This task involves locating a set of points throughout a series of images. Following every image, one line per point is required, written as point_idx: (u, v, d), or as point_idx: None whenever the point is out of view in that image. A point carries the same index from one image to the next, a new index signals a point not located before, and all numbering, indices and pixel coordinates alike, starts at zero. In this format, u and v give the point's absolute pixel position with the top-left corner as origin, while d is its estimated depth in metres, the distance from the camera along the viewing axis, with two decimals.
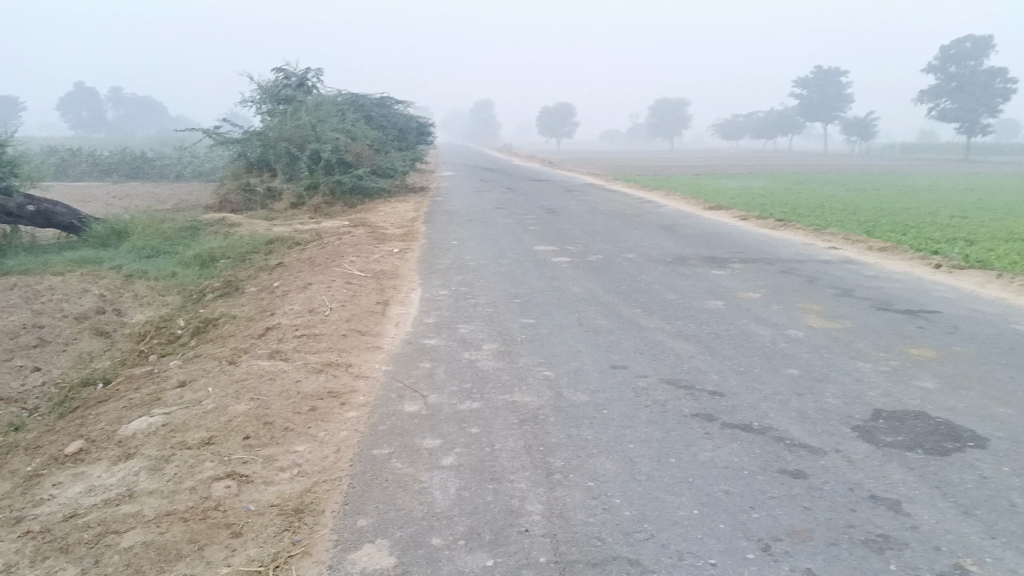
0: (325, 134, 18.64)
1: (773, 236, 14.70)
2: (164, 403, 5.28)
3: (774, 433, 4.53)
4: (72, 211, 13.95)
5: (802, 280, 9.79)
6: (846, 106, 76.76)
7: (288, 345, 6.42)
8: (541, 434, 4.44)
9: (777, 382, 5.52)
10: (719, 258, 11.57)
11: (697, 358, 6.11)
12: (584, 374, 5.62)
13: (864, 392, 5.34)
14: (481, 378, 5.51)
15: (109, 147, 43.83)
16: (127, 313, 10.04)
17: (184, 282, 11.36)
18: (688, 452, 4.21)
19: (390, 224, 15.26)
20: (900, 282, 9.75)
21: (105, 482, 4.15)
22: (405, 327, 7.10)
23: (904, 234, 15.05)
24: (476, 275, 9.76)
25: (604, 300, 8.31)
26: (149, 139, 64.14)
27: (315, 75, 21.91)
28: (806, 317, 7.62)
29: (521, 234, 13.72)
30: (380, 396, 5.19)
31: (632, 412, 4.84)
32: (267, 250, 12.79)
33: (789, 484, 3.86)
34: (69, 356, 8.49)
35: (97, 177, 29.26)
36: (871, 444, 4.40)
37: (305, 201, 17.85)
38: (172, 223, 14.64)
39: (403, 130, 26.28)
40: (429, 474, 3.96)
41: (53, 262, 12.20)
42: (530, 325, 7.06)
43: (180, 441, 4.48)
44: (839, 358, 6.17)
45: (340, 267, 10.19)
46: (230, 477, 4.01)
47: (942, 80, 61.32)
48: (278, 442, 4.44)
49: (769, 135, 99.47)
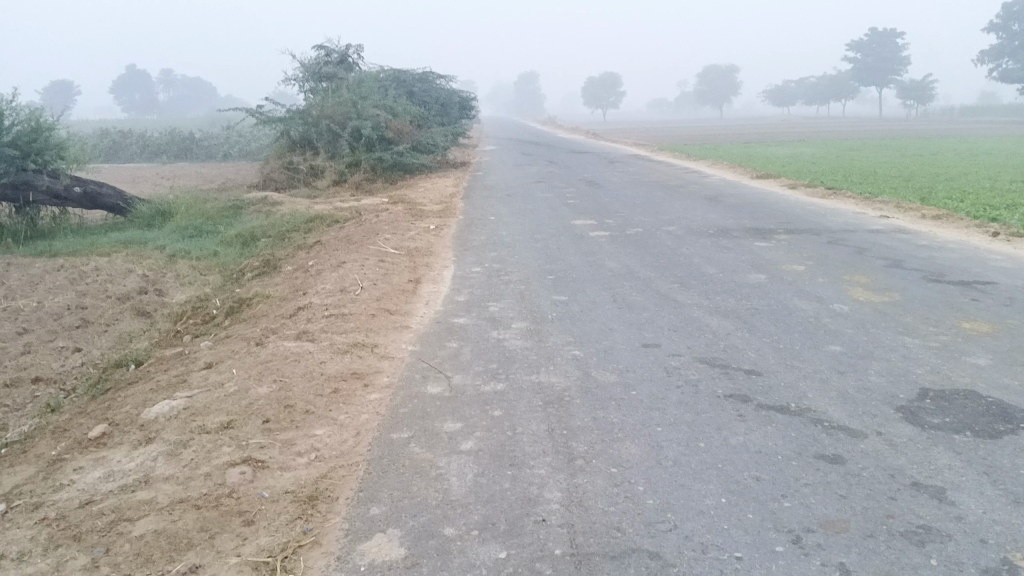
0: (366, 110, 18.55)
1: (822, 205, 14.23)
2: (188, 386, 5.25)
3: (811, 416, 4.30)
4: (118, 193, 14.14)
5: (850, 251, 9.41)
6: (901, 69, 74.31)
7: (316, 325, 6.35)
8: (564, 417, 4.29)
9: (818, 360, 5.27)
10: (765, 229, 11.22)
11: (735, 335, 5.87)
12: (614, 353, 5.44)
13: (910, 370, 5.06)
14: (508, 358, 5.37)
15: (161, 129, 44.41)
16: (168, 293, 10.10)
17: (225, 261, 11.40)
18: (718, 436, 4.01)
19: (429, 200, 15.17)
20: (954, 252, 9.32)
21: (123, 467, 4.12)
22: (435, 305, 6.98)
23: (961, 201, 14.46)
24: (512, 251, 9.59)
25: (641, 275, 8.10)
26: (199, 119, 65.04)
27: (355, 51, 21.82)
28: (853, 290, 7.32)
29: (561, 209, 13.50)
30: (404, 377, 5.08)
31: (662, 392, 4.65)
32: (307, 228, 12.79)
33: (824, 470, 3.65)
34: (110, 336, 8.56)
35: (147, 159, 29.69)
36: (916, 426, 4.15)
37: (346, 178, 17.84)
38: (215, 202, 14.72)
39: (445, 105, 26.11)
40: (447, 460, 3.84)
41: (100, 243, 12.36)
42: (564, 303, 6.88)
43: (200, 425, 4.43)
44: (885, 334, 5.87)
45: (375, 245, 10.10)
46: (245, 463, 3.93)
47: (1004, 39, 58.70)
48: (297, 427, 4.35)
49: (822, 101, 96.86)
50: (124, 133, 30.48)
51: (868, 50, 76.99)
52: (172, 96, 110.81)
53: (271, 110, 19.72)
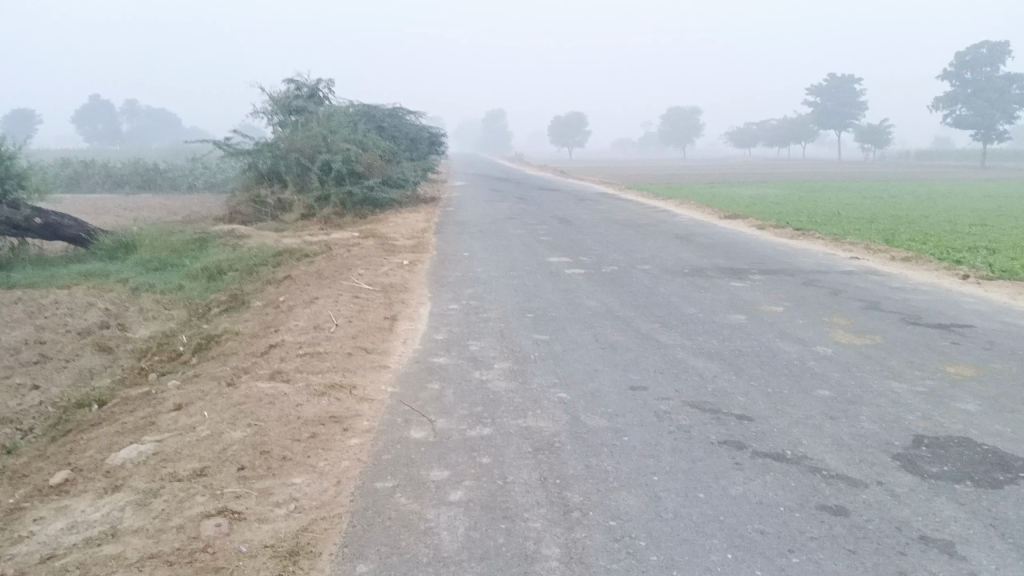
0: (336, 144, 18.40)
1: (792, 245, 14.33)
2: (157, 429, 4.99)
3: (809, 463, 4.19)
4: (79, 223, 13.72)
5: (825, 292, 9.43)
6: (859, 113, 76.18)
7: (290, 364, 6.12)
8: (556, 464, 4.13)
9: (808, 404, 5.18)
10: (739, 269, 11.23)
11: (721, 377, 5.77)
12: (601, 396, 5.30)
13: (902, 416, 4.98)
14: (493, 400, 5.19)
15: (121, 159, 43.66)
16: (132, 328, 9.78)
17: (191, 295, 11.11)
18: (717, 486, 3.88)
19: (400, 235, 15.01)
20: (928, 295, 9.38)
21: (88, 518, 3.86)
22: (413, 344, 6.79)
23: (925, 242, 14.67)
24: (488, 288, 9.46)
25: (621, 315, 8.00)
26: (162, 151, 64.38)
27: (326, 85, 21.74)
28: (833, 332, 7.28)
29: (534, 246, 13.41)
30: (385, 421, 4.88)
31: (655, 439, 4.51)
32: (275, 262, 12.53)
33: (829, 523, 3.53)
34: (69, 373, 8.22)
35: (109, 190, 29.19)
36: (915, 475, 4.06)
37: (315, 212, 17.62)
38: (181, 235, 14.40)
39: (414, 140, 26.07)
40: (436, 511, 3.65)
41: (59, 276, 11.97)
42: (545, 343, 6.74)
43: (170, 472, 4.19)
44: (871, 378, 5.81)
45: (348, 281, 9.89)
46: (221, 514, 3.70)
47: (957, 86, 60.49)
48: (274, 474, 4.13)
49: (782, 143, 98.88)
50: (85, 163, 29.91)
51: (827, 95, 78.85)
52: (136, 126, 109.63)
53: (239, 143, 19.50)
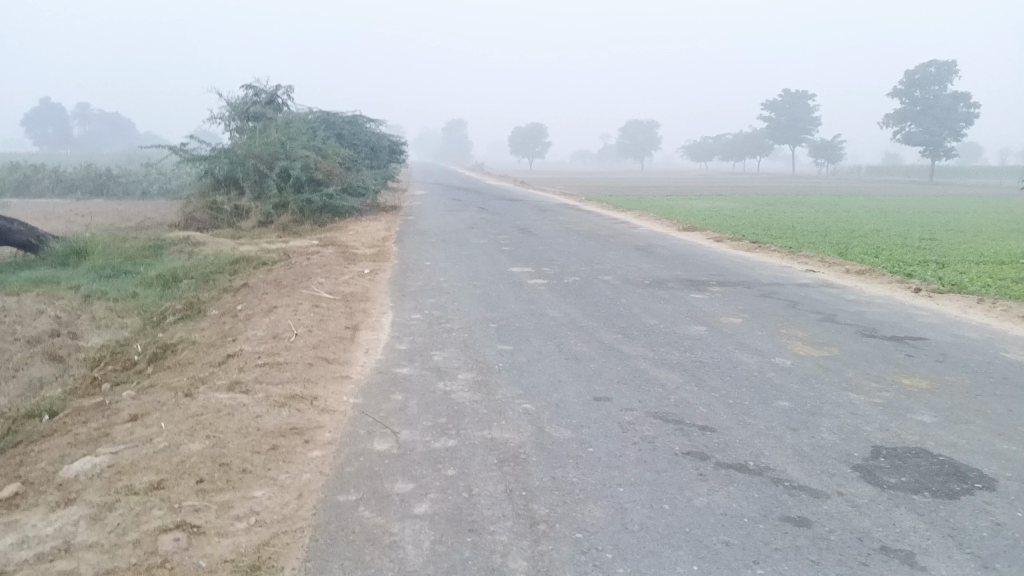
0: (295, 151, 18.22)
1: (749, 258, 14.52)
2: (112, 441, 4.87)
3: (771, 474, 4.23)
4: (30, 229, 13.40)
5: (783, 304, 9.56)
6: (812, 129, 77.72)
7: (249, 374, 6.02)
8: (522, 476, 4.11)
9: (769, 416, 5.23)
10: (698, 280, 11.35)
11: (684, 388, 5.81)
12: (566, 407, 5.30)
13: (861, 427, 5.06)
14: (457, 412, 5.16)
15: (70, 162, 42.64)
16: (84, 336, 9.54)
17: (145, 303, 10.88)
18: (682, 497, 3.90)
19: (360, 243, 14.90)
20: (883, 308, 9.56)
21: (39, 533, 3.74)
22: (375, 354, 6.73)
23: (877, 256, 14.97)
24: (451, 298, 9.42)
25: (583, 325, 8.02)
26: (114, 155, 63.17)
27: (285, 92, 21.54)
28: (792, 343, 7.39)
29: (496, 255, 13.39)
30: (347, 432, 4.82)
31: (620, 450, 4.52)
32: (233, 270, 12.34)
33: (793, 534, 3.56)
34: (18, 384, 7.98)
35: (59, 194, 28.51)
36: (875, 486, 4.12)
37: (273, 220, 17.41)
38: (135, 241, 14.11)
39: (374, 149, 25.93)
40: (400, 525, 3.60)
41: (7, 282, 11.65)
42: (508, 353, 6.73)
43: (126, 485, 4.08)
44: (830, 389, 5.90)
45: (308, 289, 9.78)
46: (179, 528, 3.61)
47: (907, 104, 62.02)
48: (234, 487, 4.05)
49: (738, 156, 100.41)
50: (35, 167, 29.19)
51: (782, 110, 80.29)
52: (87, 130, 107.37)
53: (196, 148, 19.19)
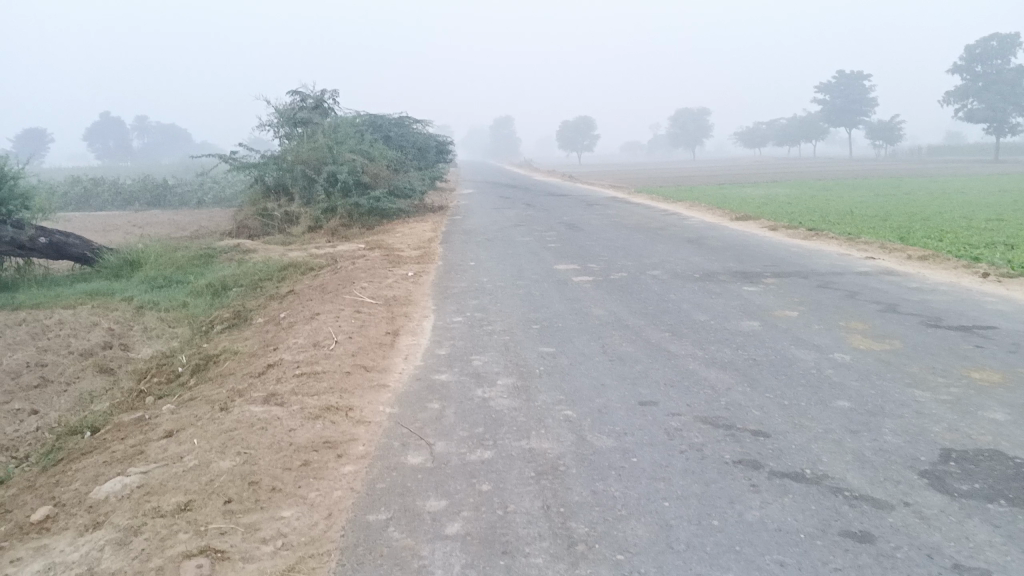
0: (342, 155, 18.22)
1: (805, 246, 14.02)
2: (145, 459, 4.78)
3: (830, 483, 3.93)
4: (85, 242, 13.58)
5: (842, 295, 9.13)
6: (868, 110, 75.57)
7: (286, 385, 5.91)
8: (561, 491, 3.89)
9: (827, 418, 4.90)
10: (752, 272, 10.95)
11: (735, 389, 5.51)
12: (609, 412, 5.06)
13: (928, 428, 4.71)
14: (495, 420, 4.96)
15: (128, 174, 43.65)
16: (134, 348, 9.59)
17: (195, 312, 10.93)
18: (732, 512, 3.63)
19: (406, 245, 14.80)
20: (949, 295, 9.06)
21: (66, 559, 3.65)
22: (414, 360, 6.57)
23: (941, 239, 14.31)
24: (494, 299, 9.22)
25: (630, 324, 7.76)
26: (173, 166, 64.68)
27: (330, 96, 21.62)
28: (851, 337, 7.01)
29: (542, 253, 13.15)
30: (381, 445, 4.65)
31: (665, 460, 4.26)
32: (280, 276, 12.34)
33: (854, 552, 3.27)
34: (69, 397, 8.03)
35: (119, 206, 29.14)
36: (944, 494, 3.79)
37: (322, 224, 17.46)
38: (187, 251, 14.23)
39: (422, 150, 25.90)
40: (431, 547, 3.41)
41: (63, 295, 11.83)
42: (551, 355, 6.51)
43: (154, 507, 3.97)
44: (893, 387, 5.54)
45: (351, 295, 9.68)
46: (203, 553, 3.48)
47: (968, 80, 59.84)
48: (262, 508, 3.91)
49: (792, 142, 98.23)
50: (95, 181, 29.88)
51: (837, 92, 78.11)
52: (146, 142, 110.21)
53: (245, 156, 19.37)
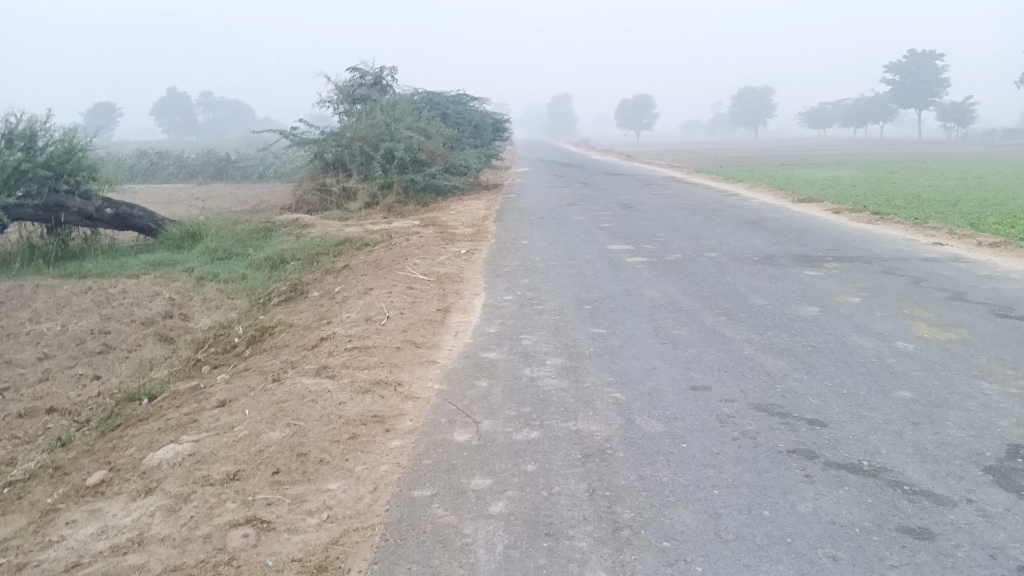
0: (399, 132, 18.27)
1: (870, 230, 13.60)
2: (198, 427, 4.86)
3: (888, 476, 3.79)
4: (149, 214, 13.84)
5: (907, 281, 8.83)
6: (940, 91, 72.98)
7: (337, 359, 5.94)
8: (607, 474, 3.83)
9: (887, 408, 4.73)
10: (813, 256, 10.66)
11: (792, 376, 5.36)
12: (660, 396, 4.97)
13: (994, 422, 4.51)
14: (543, 400, 4.91)
15: (193, 148, 44.54)
16: (193, 318, 9.78)
17: (253, 284, 11.10)
18: (784, 502, 3.53)
19: (461, 223, 14.81)
20: (1021, 284, 8.69)
21: (118, 523, 3.72)
22: (464, 338, 6.55)
23: (1013, 226, 13.75)
24: (546, 278, 9.16)
25: (683, 306, 7.62)
26: (237, 140, 65.98)
27: (389, 72, 21.66)
28: (915, 325, 6.77)
29: (597, 233, 13.03)
30: (429, 421, 4.64)
31: (717, 447, 4.16)
32: (336, 251, 12.44)
33: (913, 549, 3.14)
34: (130, 364, 8.24)
35: (183, 179, 29.80)
36: (1011, 492, 3.62)
37: (378, 200, 17.56)
38: (246, 224, 14.45)
39: (479, 128, 25.86)
40: (474, 526, 3.38)
41: (128, 265, 12.12)
42: (602, 337, 6.42)
43: (204, 475, 4.03)
44: (959, 378, 5.32)
45: (404, 270, 9.70)
46: (250, 523, 3.51)
47: None
48: (309, 480, 3.93)
49: (858, 123, 95.47)
50: (161, 154, 30.59)
51: (907, 71, 75.55)
52: (211, 117, 112.38)
53: (305, 131, 19.55)
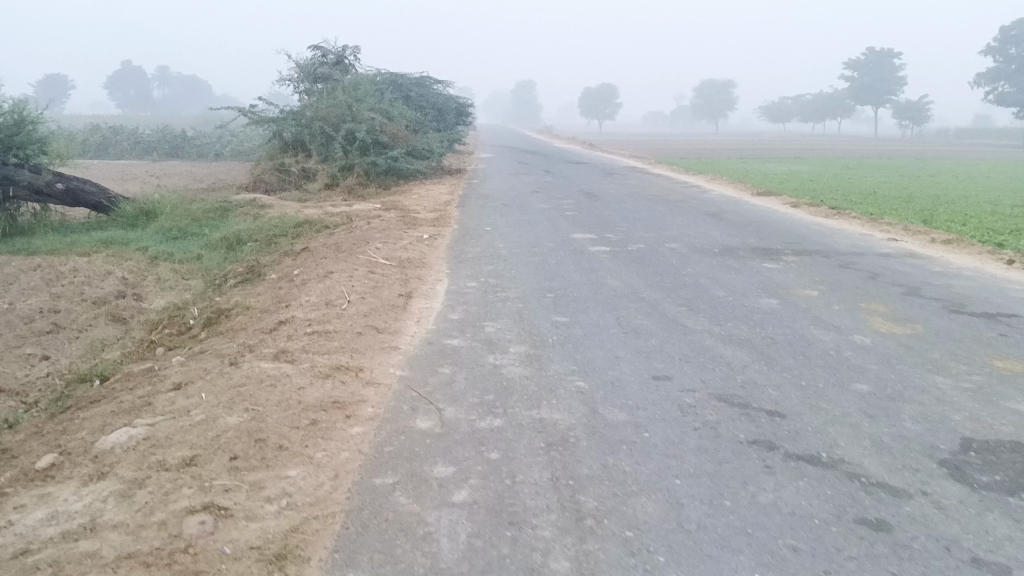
0: (361, 113, 18.04)
1: (827, 225, 13.80)
2: (153, 410, 4.75)
3: (846, 468, 3.84)
4: (102, 190, 13.52)
5: (863, 276, 8.97)
6: (896, 89, 74.33)
7: (297, 343, 5.85)
8: (570, 463, 3.82)
9: (845, 401, 4.80)
10: (772, 249, 10.78)
11: (752, 368, 5.41)
12: (623, 385, 4.98)
13: (948, 416, 4.60)
14: (505, 388, 4.88)
15: (148, 125, 43.49)
16: (147, 298, 9.57)
17: (209, 265, 10.89)
18: (745, 493, 3.55)
19: (423, 207, 14.69)
20: (972, 281, 8.89)
21: (69, 508, 3.62)
22: (426, 324, 6.49)
23: (964, 224, 14.07)
24: (509, 265, 9.13)
25: (645, 296, 7.65)
26: (193, 117, 64.68)
27: (352, 53, 21.36)
28: (871, 319, 6.88)
29: (559, 221, 13.03)
30: (391, 408, 4.59)
31: (678, 437, 4.18)
32: (295, 233, 12.25)
33: (870, 540, 3.19)
34: (81, 344, 8.04)
35: (137, 156, 29.13)
36: (964, 485, 3.70)
37: (339, 182, 17.34)
38: (203, 203, 14.16)
39: (442, 112, 25.66)
40: (436, 515, 3.35)
41: (79, 242, 11.81)
42: (564, 325, 6.42)
43: (159, 460, 3.94)
44: (914, 372, 5.42)
45: (365, 255, 9.59)
46: (207, 510, 3.43)
47: (1000, 63, 58.66)
48: (268, 466, 3.86)
49: (816, 118, 96.83)
50: (115, 129, 29.84)
51: (865, 69, 76.71)
52: (167, 93, 109.97)
53: (265, 110, 19.21)
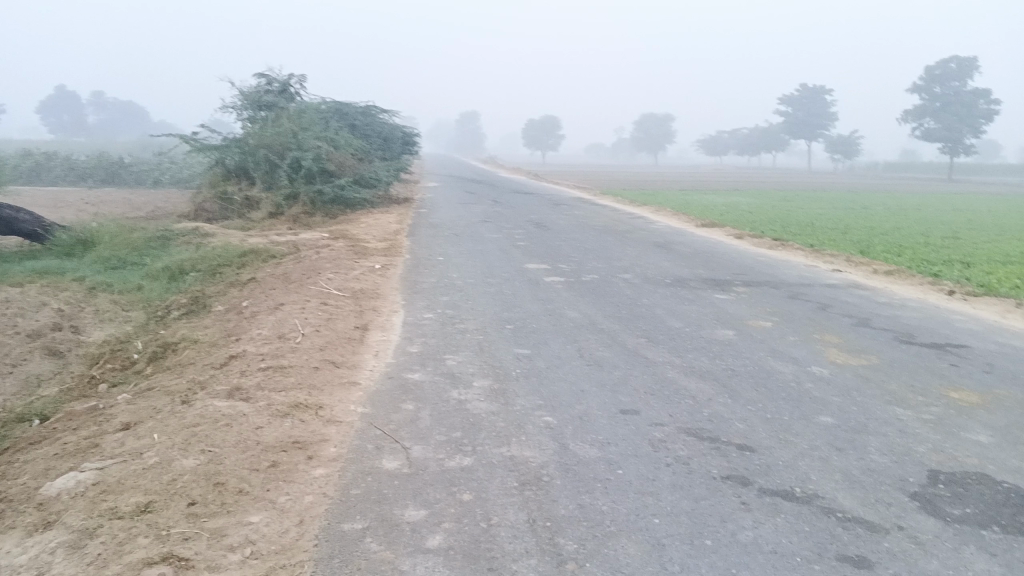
0: (307, 141, 17.82)
1: (772, 256, 14.06)
2: (101, 453, 4.49)
3: (821, 504, 3.82)
4: (35, 218, 13.02)
5: (813, 307, 9.11)
6: (828, 124, 76.79)
7: (251, 380, 5.64)
8: (546, 503, 3.72)
9: (812, 434, 4.80)
10: (722, 280, 10.91)
11: (717, 401, 5.39)
12: (591, 420, 4.91)
13: (913, 448, 4.63)
14: (472, 425, 4.77)
15: (82, 150, 42.53)
16: (86, 331, 9.18)
17: (150, 296, 10.53)
18: (725, 531, 3.50)
19: (372, 237, 14.52)
20: (917, 311, 9.11)
21: (13, 562, 3.37)
22: (385, 358, 6.34)
23: (900, 255, 14.48)
24: (465, 296, 9.03)
25: (604, 328, 7.62)
26: (128, 143, 63.40)
27: (297, 80, 21.14)
28: (827, 350, 6.96)
29: (511, 251, 12.98)
30: (354, 448, 4.43)
31: (652, 473, 4.11)
32: (241, 263, 11.95)
33: None
34: (14, 381, 7.63)
35: (72, 182, 28.30)
36: (937, 519, 3.71)
37: (284, 211, 17.04)
38: (143, 232, 13.73)
39: (388, 140, 25.53)
40: (412, 562, 3.22)
41: (12, 272, 11.31)
42: (527, 358, 6.33)
43: (111, 507, 3.71)
44: (875, 404, 5.47)
45: (316, 285, 9.39)
46: (166, 561, 3.23)
47: (926, 100, 61.11)
48: (228, 512, 3.67)
49: (752, 152, 99.40)
50: (47, 155, 28.92)
51: (798, 104, 79.13)
52: (102, 119, 107.45)
53: (207, 137, 18.83)
